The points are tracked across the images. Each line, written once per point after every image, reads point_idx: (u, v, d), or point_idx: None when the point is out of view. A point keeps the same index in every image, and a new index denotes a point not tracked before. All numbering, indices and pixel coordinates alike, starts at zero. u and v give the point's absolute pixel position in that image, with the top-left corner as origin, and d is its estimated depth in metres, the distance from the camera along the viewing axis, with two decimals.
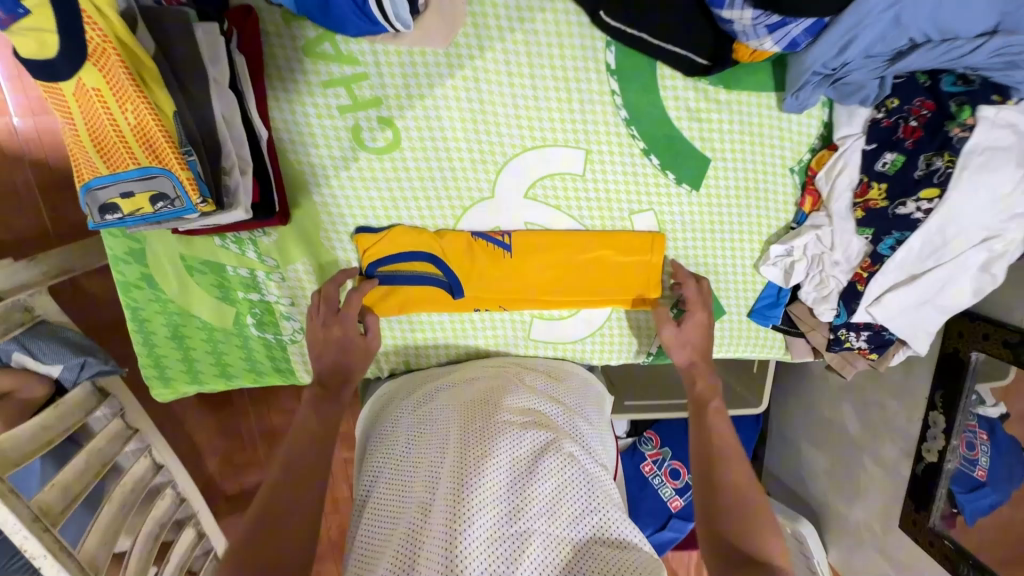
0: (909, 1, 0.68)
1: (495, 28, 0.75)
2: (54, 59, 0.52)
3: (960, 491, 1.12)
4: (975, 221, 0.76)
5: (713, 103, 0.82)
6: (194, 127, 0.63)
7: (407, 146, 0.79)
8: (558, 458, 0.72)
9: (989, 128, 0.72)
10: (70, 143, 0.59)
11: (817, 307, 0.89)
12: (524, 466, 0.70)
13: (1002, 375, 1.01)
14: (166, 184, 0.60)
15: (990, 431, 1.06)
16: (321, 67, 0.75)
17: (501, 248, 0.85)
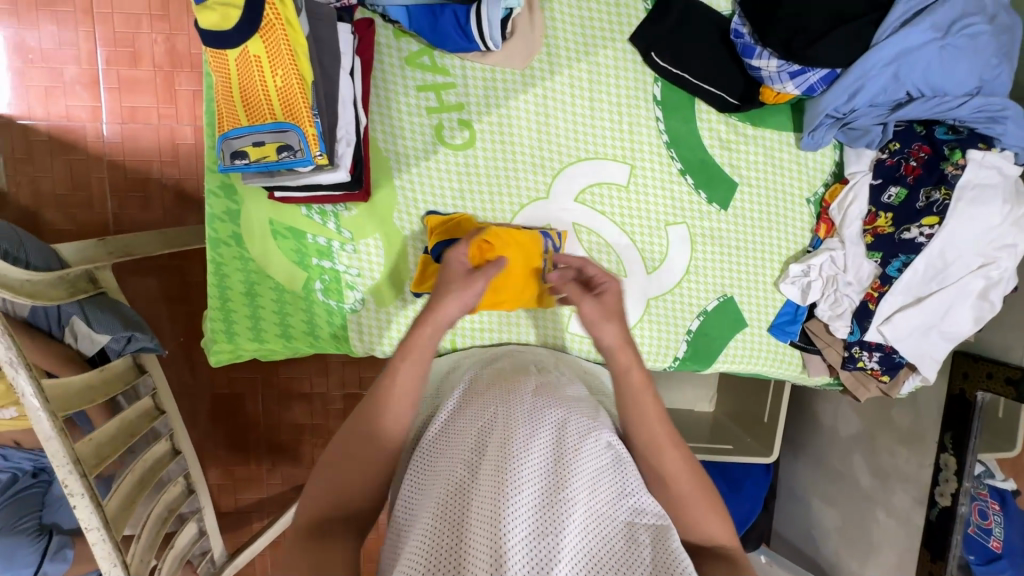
0: (905, 61, 0.85)
1: (565, 57, 0.91)
2: (229, 29, 0.69)
3: (976, 562, 1.16)
4: (971, 248, 0.88)
5: (742, 136, 0.97)
6: (323, 97, 0.76)
7: (481, 145, 0.93)
8: (598, 437, 0.74)
9: (978, 168, 0.86)
10: (223, 99, 0.74)
11: (832, 323, 0.98)
12: (566, 437, 0.72)
13: (1008, 448, 1.11)
14: (293, 138, 0.72)
15: (1001, 501, 1.15)
16: (418, 74, 0.90)
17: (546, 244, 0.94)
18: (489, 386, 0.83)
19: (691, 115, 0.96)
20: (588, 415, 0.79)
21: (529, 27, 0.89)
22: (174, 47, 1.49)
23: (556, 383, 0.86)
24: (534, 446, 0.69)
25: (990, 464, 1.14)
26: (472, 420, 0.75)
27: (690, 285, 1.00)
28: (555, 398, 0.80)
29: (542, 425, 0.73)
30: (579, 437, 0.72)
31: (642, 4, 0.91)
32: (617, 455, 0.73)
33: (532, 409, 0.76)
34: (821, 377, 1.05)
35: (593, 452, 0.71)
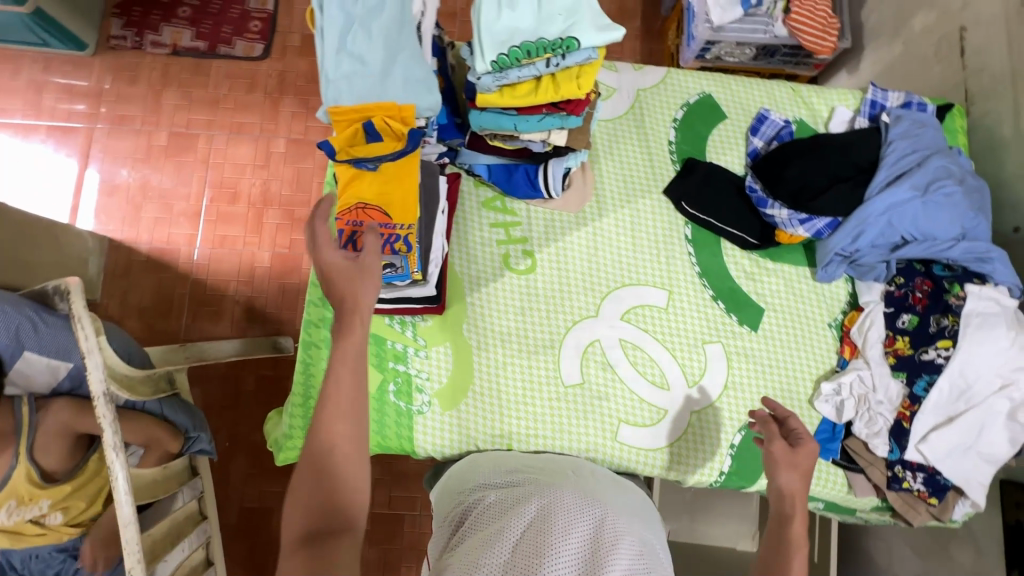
0: (895, 212, 1.03)
1: (611, 204, 1.12)
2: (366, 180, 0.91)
3: None
4: (988, 369, 0.96)
5: (764, 269, 1.12)
6: (425, 233, 0.97)
7: (539, 272, 1.09)
8: (634, 541, 0.75)
9: (976, 299, 0.99)
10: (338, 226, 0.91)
11: (871, 441, 1.03)
12: (602, 534, 0.74)
13: None
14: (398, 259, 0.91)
15: None
16: (491, 214, 1.11)
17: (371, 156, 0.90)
18: (519, 484, 0.85)
19: (717, 251, 1.13)
20: (626, 518, 0.80)
21: (581, 181, 1.12)
22: (268, 189, 1.79)
23: (600, 486, 0.89)
24: (571, 537, 0.73)
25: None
26: (516, 502, 0.80)
27: (728, 400, 1.07)
28: (597, 497, 0.82)
29: (580, 517, 0.75)
30: (614, 537, 0.73)
31: (672, 166, 1.14)
32: (649, 562, 0.73)
33: (575, 500, 0.78)
34: (869, 499, 1.06)
35: (628, 556, 0.72)
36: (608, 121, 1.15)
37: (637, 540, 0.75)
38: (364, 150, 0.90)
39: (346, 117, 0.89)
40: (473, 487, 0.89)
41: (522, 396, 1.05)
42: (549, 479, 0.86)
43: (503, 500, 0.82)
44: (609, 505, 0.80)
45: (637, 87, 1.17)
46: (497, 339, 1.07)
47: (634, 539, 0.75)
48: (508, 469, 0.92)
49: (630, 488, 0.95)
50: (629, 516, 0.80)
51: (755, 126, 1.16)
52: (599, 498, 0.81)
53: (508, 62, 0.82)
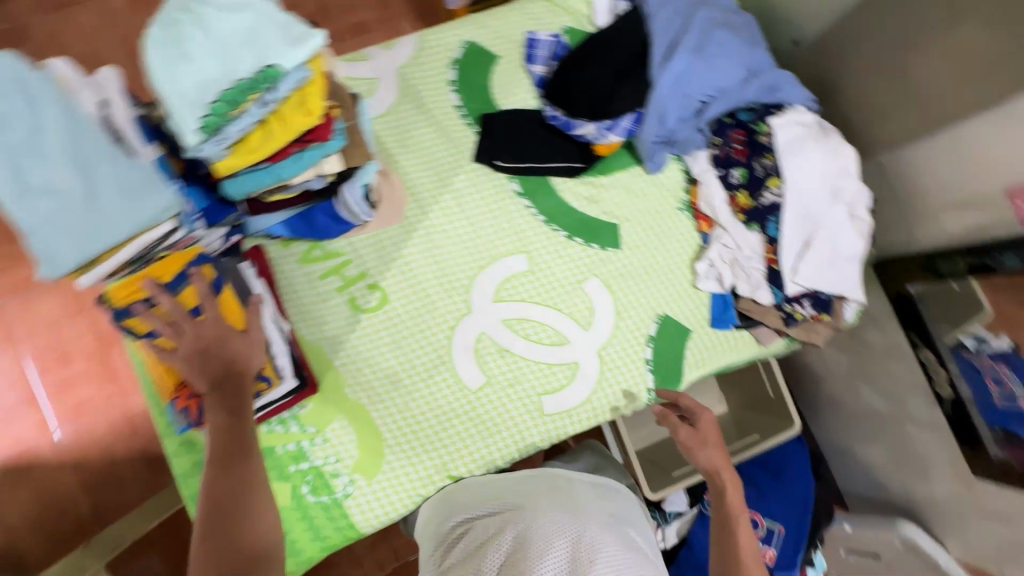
0: (683, 82, 1.03)
1: (431, 197, 1.04)
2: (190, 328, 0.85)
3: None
4: (815, 185, 1.02)
5: (601, 188, 1.10)
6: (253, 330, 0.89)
7: (394, 299, 1.02)
8: (615, 550, 0.75)
9: (783, 128, 1.02)
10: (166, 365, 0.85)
11: (755, 295, 1.07)
12: (581, 548, 0.73)
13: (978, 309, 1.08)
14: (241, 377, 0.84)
15: (1008, 361, 1.08)
16: (317, 266, 1.00)
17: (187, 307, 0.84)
18: (497, 510, 0.84)
19: (551, 191, 1.09)
20: (606, 528, 0.80)
21: (390, 189, 1.03)
22: None
23: (580, 497, 0.89)
24: (552, 555, 0.72)
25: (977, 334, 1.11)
26: (494, 534, 0.78)
27: (626, 324, 1.07)
28: (574, 510, 0.82)
29: (558, 536, 0.75)
30: (593, 550, 0.73)
31: (470, 130, 1.07)
32: (631, 568, 0.73)
33: (553, 520, 0.77)
34: (775, 342, 1.13)
35: (608, 569, 0.72)
36: (384, 116, 1.04)
37: (623, 552, 0.75)
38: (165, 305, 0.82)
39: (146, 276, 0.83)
40: (452, 518, 0.88)
41: (439, 424, 1.00)
42: (521, 498, 0.85)
43: (480, 531, 0.80)
44: (589, 518, 0.80)
45: (397, 66, 1.06)
46: (387, 385, 1.00)
47: (617, 550, 0.75)
48: (478, 495, 0.91)
49: (579, 480, 0.95)
50: (609, 526, 0.80)
51: (529, 53, 1.10)
52: (585, 513, 0.81)
53: (218, 121, 0.70)
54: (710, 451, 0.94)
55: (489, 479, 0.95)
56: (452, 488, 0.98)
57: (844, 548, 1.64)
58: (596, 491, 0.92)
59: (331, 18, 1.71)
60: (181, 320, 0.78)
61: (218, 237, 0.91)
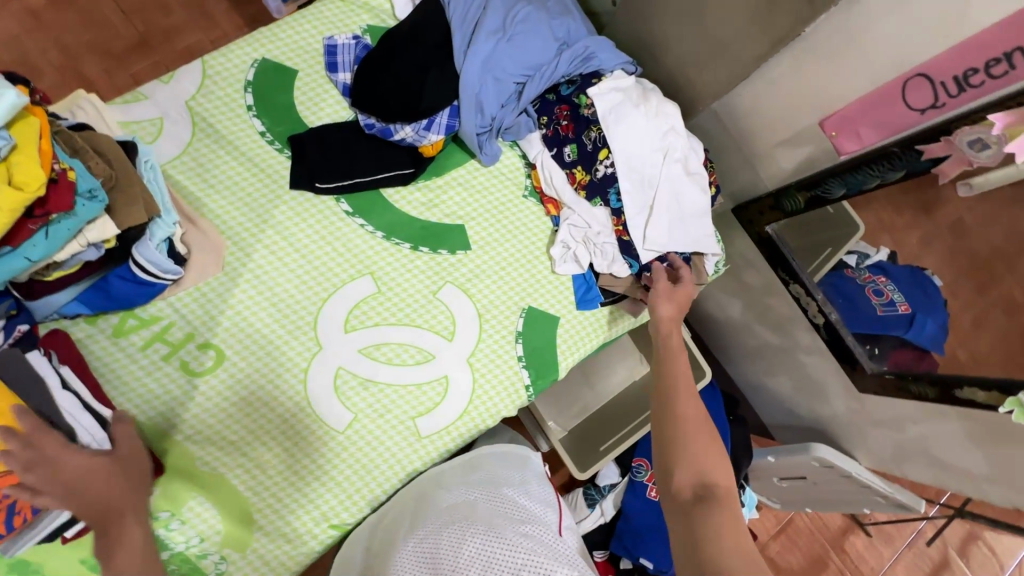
0: (493, 65, 0.98)
1: (251, 236, 0.96)
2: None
3: (908, 332, 1.17)
4: (645, 148, 1.00)
5: (438, 189, 1.05)
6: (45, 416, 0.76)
7: (231, 353, 0.93)
8: (476, 533, 0.74)
9: (601, 97, 1.01)
10: None
11: (613, 269, 1.05)
12: (442, 561, 0.73)
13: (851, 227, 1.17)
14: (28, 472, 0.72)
15: (885, 272, 1.21)
16: (134, 337, 0.90)
17: None
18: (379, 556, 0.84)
19: (385, 203, 1.02)
20: (465, 512, 0.79)
21: (201, 236, 0.93)
22: None
23: (446, 490, 0.88)
24: None
25: (862, 251, 1.21)
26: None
27: (491, 324, 1.04)
28: (431, 515, 0.82)
29: (417, 566, 0.74)
30: (454, 552, 0.72)
31: (281, 155, 0.98)
32: (494, 539, 0.72)
33: (413, 548, 0.77)
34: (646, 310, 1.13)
35: (468, 556, 0.71)
36: (177, 158, 0.95)
37: (479, 522, 0.76)
38: None
39: None
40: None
41: (310, 474, 0.94)
42: (393, 532, 0.85)
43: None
44: (444, 515, 0.80)
45: (183, 101, 0.96)
46: (244, 446, 0.92)
47: (473, 525, 0.76)
48: (371, 544, 0.90)
49: (474, 460, 0.97)
50: (465, 510, 0.79)
51: (331, 61, 1.02)
52: (437, 510, 0.83)
53: None
54: (667, 305, 0.96)
55: (379, 522, 0.92)
56: (353, 541, 0.94)
57: (775, 476, 1.67)
58: (461, 462, 0.96)
59: (154, 47, 1.52)
60: None
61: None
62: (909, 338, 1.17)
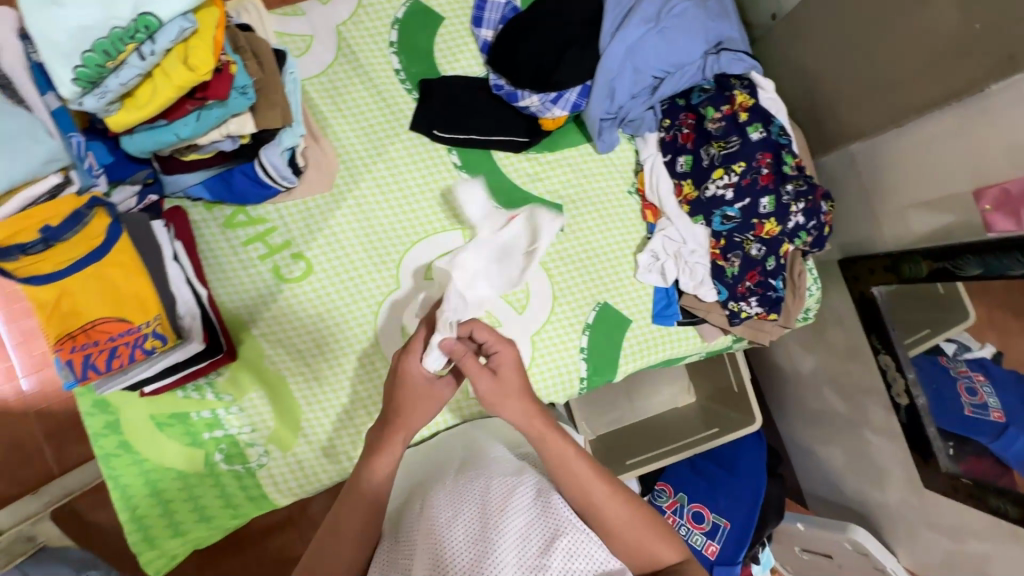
0: (635, 55, 0.95)
1: (363, 165, 1.00)
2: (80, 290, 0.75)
3: (993, 442, 1.05)
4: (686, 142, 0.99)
5: (546, 164, 1.05)
6: (157, 284, 0.81)
7: (320, 270, 0.98)
8: (528, 487, 0.76)
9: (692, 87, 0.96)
10: (51, 311, 0.74)
11: (700, 291, 1.02)
12: (493, 497, 0.73)
13: (964, 316, 1.02)
14: (146, 332, 0.78)
15: (984, 370, 1.05)
16: (240, 231, 0.96)
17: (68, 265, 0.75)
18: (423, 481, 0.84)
19: (493, 165, 1.03)
20: (516, 470, 0.81)
21: (320, 153, 0.98)
22: None
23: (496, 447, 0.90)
24: (466, 505, 0.72)
25: (963, 339, 1.05)
26: (405, 523, 0.75)
27: (562, 308, 1.03)
28: (483, 464, 0.83)
29: (465, 495, 0.74)
30: (506, 493, 0.73)
31: (409, 96, 1.01)
32: (546, 497, 0.74)
33: (458, 484, 0.77)
34: (722, 338, 1.07)
35: (520, 502, 0.72)
36: (316, 77, 0.99)
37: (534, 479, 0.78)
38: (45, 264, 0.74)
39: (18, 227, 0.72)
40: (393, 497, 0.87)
41: (359, 400, 0.98)
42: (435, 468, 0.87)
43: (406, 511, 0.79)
44: (496, 464, 0.83)
45: (334, 24, 1.00)
46: (310, 358, 0.97)
47: (525, 482, 0.77)
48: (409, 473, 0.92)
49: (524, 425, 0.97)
50: (516, 466, 0.81)
51: (478, 16, 1.03)
52: (490, 458, 0.85)
53: (95, 73, 0.65)
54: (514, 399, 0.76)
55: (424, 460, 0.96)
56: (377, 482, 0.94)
57: (798, 545, 1.60)
58: (502, 432, 0.97)
59: None
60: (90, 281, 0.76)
61: (131, 192, 0.88)
62: (993, 447, 1.05)
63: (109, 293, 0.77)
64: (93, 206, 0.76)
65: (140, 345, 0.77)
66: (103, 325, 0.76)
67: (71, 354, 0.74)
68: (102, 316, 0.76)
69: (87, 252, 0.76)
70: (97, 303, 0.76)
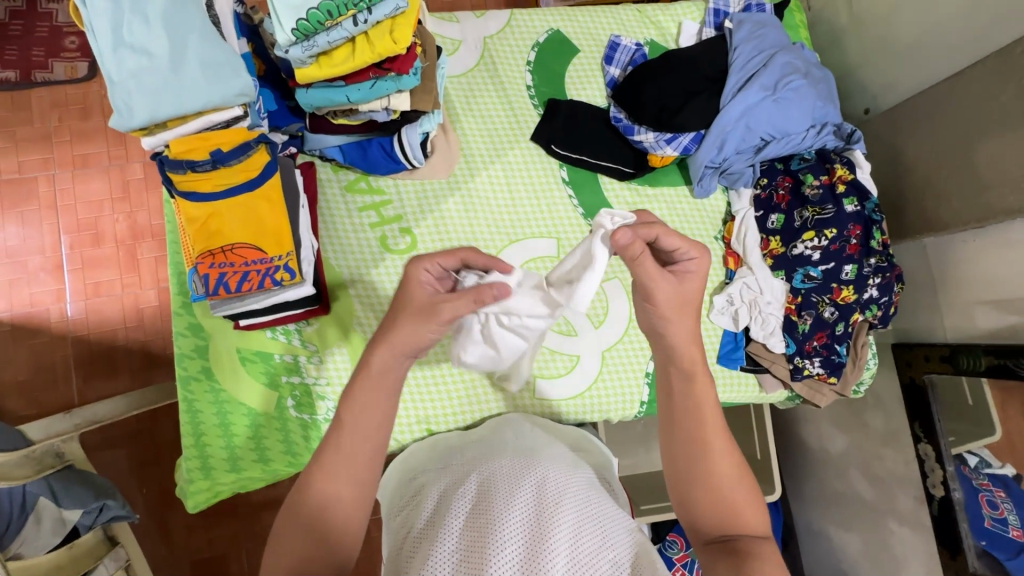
0: (750, 115, 1.04)
1: (481, 162, 1.07)
2: (228, 213, 0.81)
3: (1007, 558, 1.08)
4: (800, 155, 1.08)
5: (645, 197, 1.12)
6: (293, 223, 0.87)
7: (422, 247, 1.03)
8: (584, 489, 0.67)
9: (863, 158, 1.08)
10: (197, 226, 0.80)
11: (769, 341, 1.06)
12: (545, 491, 0.64)
13: (990, 431, 1.09)
14: (276, 263, 0.83)
15: (1006, 488, 1.10)
16: (357, 197, 1.02)
17: (218, 187, 0.81)
18: (464, 457, 0.77)
19: (597, 187, 1.11)
20: (571, 469, 0.73)
21: (445, 144, 1.06)
22: (135, 221, 1.49)
23: (546, 443, 0.82)
24: (513, 497, 0.63)
25: (984, 454, 1.13)
26: (445, 493, 0.68)
27: (635, 333, 1.08)
28: (535, 454, 0.75)
29: (514, 481, 0.66)
30: (559, 490, 0.65)
31: (535, 111, 1.10)
32: (603, 507, 0.66)
33: (510, 466, 0.69)
34: (779, 392, 1.12)
35: (576, 504, 0.64)
36: (458, 77, 1.09)
37: (590, 486, 0.69)
38: (207, 184, 0.81)
39: (196, 146, 0.80)
40: (424, 467, 0.80)
41: (430, 376, 1.00)
42: (479, 448, 0.80)
43: (440, 484, 0.71)
44: (551, 457, 0.75)
45: (483, 35, 1.11)
46: None
47: (582, 485, 0.68)
48: (447, 447, 0.85)
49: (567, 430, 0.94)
50: (570, 463, 0.74)
51: (609, 55, 1.14)
52: (542, 452, 0.77)
53: (311, 27, 0.74)
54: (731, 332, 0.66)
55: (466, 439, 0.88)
56: (402, 453, 0.89)
57: None
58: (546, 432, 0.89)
59: None
60: (239, 205, 0.82)
61: (281, 139, 0.96)
62: (1006, 563, 1.09)
63: (251, 220, 0.82)
64: (258, 142, 0.84)
65: (270, 274, 0.82)
66: (241, 248, 0.81)
67: (209, 269, 0.80)
68: (241, 241, 0.81)
69: (243, 181, 0.82)
70: (240, 227, 0.82)
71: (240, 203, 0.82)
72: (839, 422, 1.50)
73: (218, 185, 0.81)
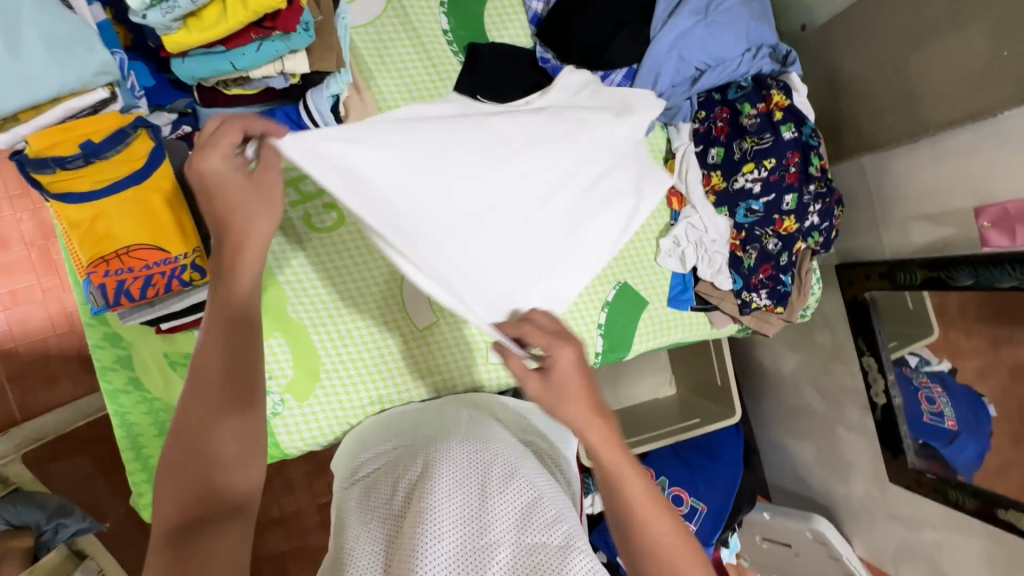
0: (682, 44, 0.98)
1: None
2: (111, 211, 0.72)
3: (943, 446, 1.18)
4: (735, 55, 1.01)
5: None
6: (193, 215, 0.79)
7: (351, 222, 0.96)
8: (530, 474, 0.69)
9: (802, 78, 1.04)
10: (79, 230, 0.71)
11: (716, 279, 1.07)
12: (490, 475, 0.66)
13: (929, 331, 1.14)
14: (183, 266, 0.75)
15: (943, 383, 1.18)
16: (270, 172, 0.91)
17: (97, 185, 0.71)
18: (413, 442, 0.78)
19: None
20: (517, 452, 0.74)
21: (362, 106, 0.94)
22: (42, 218, 1.34)
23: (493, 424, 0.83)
24: (458, 479, 0.65)
25: (923, 353, 1.18)
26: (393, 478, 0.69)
27: (584, 285, 1.06)
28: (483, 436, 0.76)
29: (462, 462, 0.68)
30: (505, 474, 0.66)
31: (455, 58, 1.01)
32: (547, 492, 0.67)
33: (462, 449, 0.70)
34: (730, 326, 1.13)
35: (520, 485, 0.65)
36: (364, 26, 0.98)
37: (536, 472, 0.71)
38: (81, 181, 0.71)
39: (58, 138, 0.69)
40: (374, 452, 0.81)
41: (379, 352, 0.97)
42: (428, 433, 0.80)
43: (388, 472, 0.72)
44: (499, 439, 0.76)
45: None
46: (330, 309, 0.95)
47: (528, 471, 0.70)
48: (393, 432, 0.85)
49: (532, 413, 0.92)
50: (519, 449, 0.75)
51: None
52: (489, 434, 0.78)
53: None
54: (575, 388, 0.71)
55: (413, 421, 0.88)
56: (354, 439, 0.90)
57: (759, 534, 1.66)
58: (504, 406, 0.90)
59: None
60: (123, 201, 0.72)
61: (168, 120, 0.84)
62: (941, 450, 1.19)
63: (141, 217, 0.73)
64: (137, 127, 0.73)
65: (177, 276, 0.75)
66: (139, 250, 0.73)
67: (105, 278, 0.72)
68: (135, 242, 0.73)
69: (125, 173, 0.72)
70: (131, 227, 0.73)
71: (126, 198, 0.72)
72: (791, 342, 1.55)
73: (97, 181, 0.71)
